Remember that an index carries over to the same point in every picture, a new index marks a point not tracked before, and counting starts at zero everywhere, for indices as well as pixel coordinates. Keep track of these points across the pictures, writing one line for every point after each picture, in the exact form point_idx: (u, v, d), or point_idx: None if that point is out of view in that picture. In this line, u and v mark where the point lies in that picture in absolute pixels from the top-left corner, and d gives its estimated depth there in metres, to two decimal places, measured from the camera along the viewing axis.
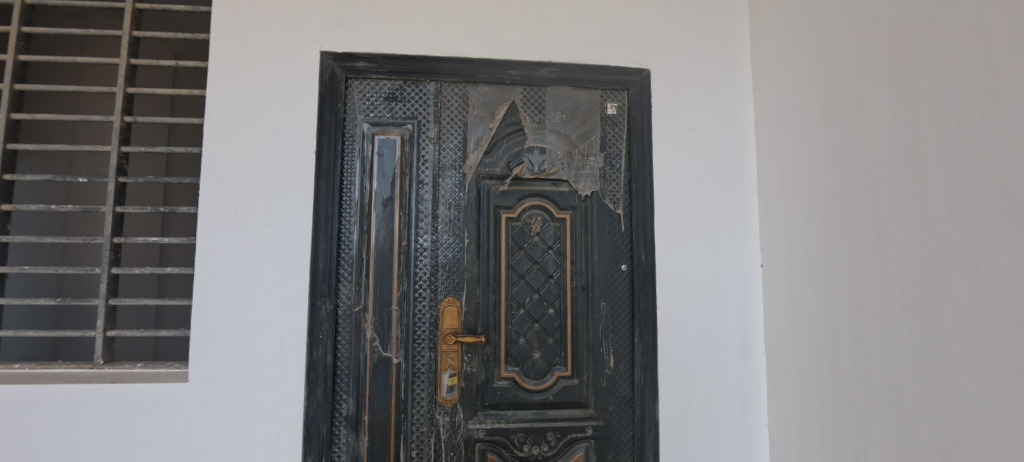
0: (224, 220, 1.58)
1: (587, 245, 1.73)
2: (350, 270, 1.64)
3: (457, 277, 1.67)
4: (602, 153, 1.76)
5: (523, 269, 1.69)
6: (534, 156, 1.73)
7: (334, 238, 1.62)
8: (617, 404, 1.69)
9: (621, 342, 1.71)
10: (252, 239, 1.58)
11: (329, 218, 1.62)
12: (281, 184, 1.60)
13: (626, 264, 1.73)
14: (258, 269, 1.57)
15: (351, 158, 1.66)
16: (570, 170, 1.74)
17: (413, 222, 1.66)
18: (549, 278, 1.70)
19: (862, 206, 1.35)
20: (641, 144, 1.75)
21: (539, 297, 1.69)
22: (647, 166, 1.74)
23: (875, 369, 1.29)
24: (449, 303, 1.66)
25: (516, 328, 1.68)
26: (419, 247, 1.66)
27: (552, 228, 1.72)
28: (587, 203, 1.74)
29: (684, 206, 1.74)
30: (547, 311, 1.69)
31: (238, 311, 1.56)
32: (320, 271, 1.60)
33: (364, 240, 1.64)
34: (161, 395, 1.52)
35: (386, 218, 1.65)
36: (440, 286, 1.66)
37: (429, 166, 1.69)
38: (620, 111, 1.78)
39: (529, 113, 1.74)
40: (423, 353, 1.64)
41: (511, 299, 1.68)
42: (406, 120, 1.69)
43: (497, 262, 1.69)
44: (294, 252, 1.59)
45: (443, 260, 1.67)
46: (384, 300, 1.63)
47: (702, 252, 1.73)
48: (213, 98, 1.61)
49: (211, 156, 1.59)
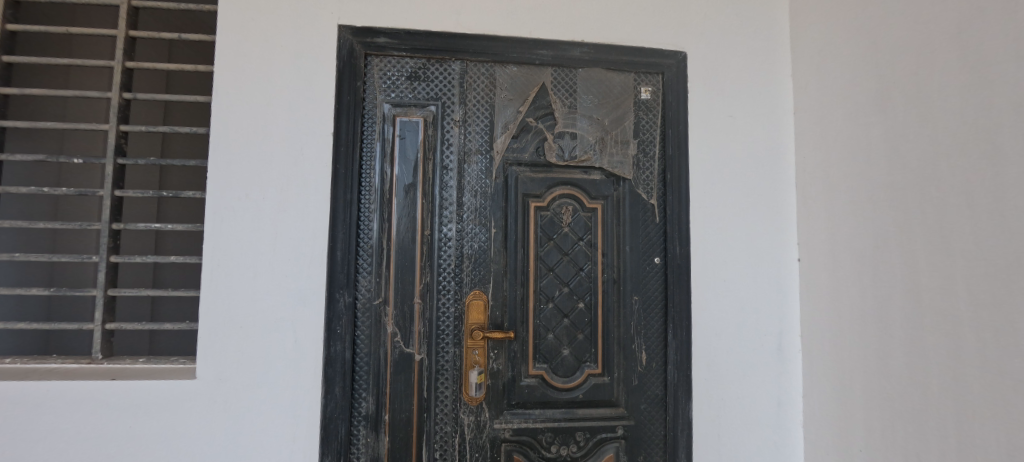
0: (234, 206, 1.47)
1: (618, 237, 1.64)
2: (370, 261, 1.53)
3: (483, 268, 1.57)
4: (635, 139, 1.66)
5: (552, 261, 1.60)
6: (565, 142, 1.63)
7: (352, 225, 1.52)
8: (648, 403, 1.62)
9: (654, 339, 1.63)
10: (267, 226, 1.47)
11: (345, 205, 1.51)
12: (295, 164, 1.50)
13: (659, 257, 1.64)
14: (274, 259, 1.47)
15: (371, 141, 1.56)
16: (602, 158, 1.64)
17: (436, 211, 1.56)
18: (579, 271, 1.61)
19: (920, 198, 1.27)
20: (677, 131, 1.66)
21: (569, 290, 1.60)
22: (681, 155, 1.65)
23: (935, 371, 1.22)
24: (474, 297, 1.56)
25: (545, 323, 1.59)
26: (442, 237, 1.56)
27: (583, 218, 1.62)
28: (619, 192, 1.65)
29: (720, 197, 1.66)
30: (577, 305, 1.60)
31: (252, 302, 1.46)
32: (338, 261, 1.50)
33: (385, 229, 1.54)
34: (168, 393, 1.42)
35: (409, 205, 1.55)
36: (465, 278, 1.56)
37: (454, 150, 1.58)
38: (655, 95, 1.68)
39: (560, 96, 1.64)
40: (447, 349, 1.55)
41: (539, 293, 1.59)
42: (430, 101, 1.59)
43: (527, 254, 1.59)
44: (310, 240, 1.49)
45: (468, 250, 1.57)
46: (408, 293, 1.54)
47: (738, 245, 1.65)
48: (222, 76, 1.49)
49: (222, 137, 1.48)
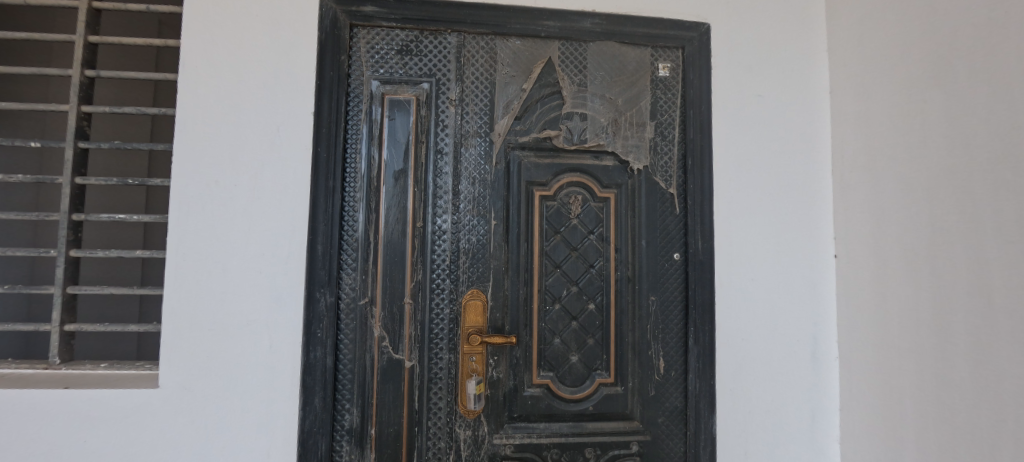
0: (203, 194, 1.31)
1: (633, 230, 1.47)
2: (355, 257, 1.37)
3: (481, 265, 1.40)
4: (652, 121, 1.49)
5: (559, 257, 1.43)
6: (574, 124, 1.46)
7: (334, 216, 1.35)
8: (666, 415, 1.45)
9: (673, 344, 1.45)
10: (239, 217, 1.31)
11: (326, 194, 1.34)
12: (270, 148, 1.33)
13: (678, 253, 1.47)
14: (247, 255, 1.31)
15: (356, 122, 1.39)
16: (615, 141, 1.46)
17: (429, 201, 1.40)
18: (589, 268, 1.44)
19: (989, 183, 1.09)
20: (700, 112, 1.48)
21: (577, 289, 1.43)
22: (705, 138, 1.47)
23: (1008, 385, 1.04)
24: (472, 297, 1.39)
25: (550, 326, 1.41)
26: (436, 230, 1.40)
27: (594, 209, 1.45)
28: (634, 181, 1.47)
29: (748, 185, 1.47)
30: (587, 307, 1.43)
31: (221, 302, 1.30)
32: (319, 256, 1.33)
33: (371, 221, 1.38)
34: (127, 403, 1.26)
35: (398, 194, 1.39)
36: (461, 276, 1.39)
37: (449, 132, 1.42)
38: (674, 72, 1.51)
39: (568, 72, 1.47)
40: (440, 355, 1.38)
41: (544, 292, 1.42)
42: (422, 78, 1.42)
43: (531, 248, 1.42)
44: (287, 233, 1.32)
45: (465, 245, 1.40)
46: (398, 292, 1.37)
47: (768, 240, 1.47)
48: (189, 48, 1.33)
49: (189, 117, 1.32)
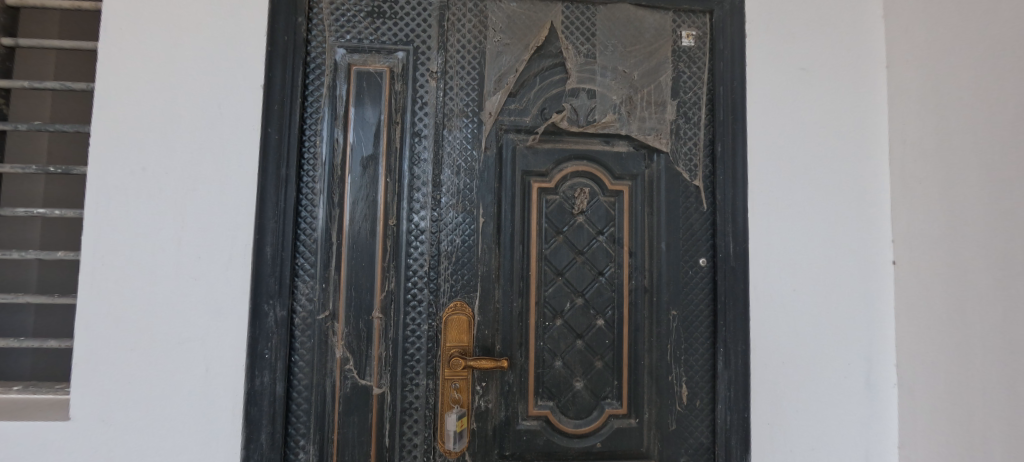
0: (128, 184, 1.08)
1: (650, 230, 1.22)
2: (314, 261, 1.13)
3: (467, 272, 1.16)
4: (674, 100, 1.24)
5: (561, 263, 1.18)
6: (580, 102, 1.21)
7: (287, 212, 1.11)
8: (689, 454, 1.20)
9: (698, 368, 1.21)
10: (171, 214, 1.08)
11: (277, 184, 1.10)
12: (210, 129, 1.10)
13: (705, 258, 1.22)
14: (180, 259, 1.07)
15: (317, 98, 1.15)
16: (629, 124, 1.22)
17: (404, 193, 1.15)
18: (598, 275, 1.19)
19: None
20: (731, 88, 1.23)
21: (583, 301, 1.18)
22: (738, 120, 1.22)
23: None
24: (455, 310, 1.15)
25: (550, 346, 1.17)
26: (412, 229, 1.15)
27: (604, 205, 1.21)
28: (652, 171, 1.23)
29: (790, 177, 1.22)
30: (595, 322, 1.18)
31: (150, 316, 1.07)
32: (268, 260, 1.09)
33: (334, 218, 1.14)
34: (29, 440, 1.02)
35: (367, 185, 1.15)
36: (443, 285, 1.15)
37: (429, 111, 1.17)
38: (700, 42, 1.26)
39: (573, 40, 1.22)
40: (417, 381, 1.13)
41: (543, 305, 1.17)
42: (397, 46, 1.18)
43: (527, 252, 1.18)
44: (229, 232, 1.08)
45: (448, 247, 1.16)
46: (365, 304, 1.13)
47: (814, 242, 1.22)
48: (114, 7, 1.10)
49: (113, 91, 1.08)
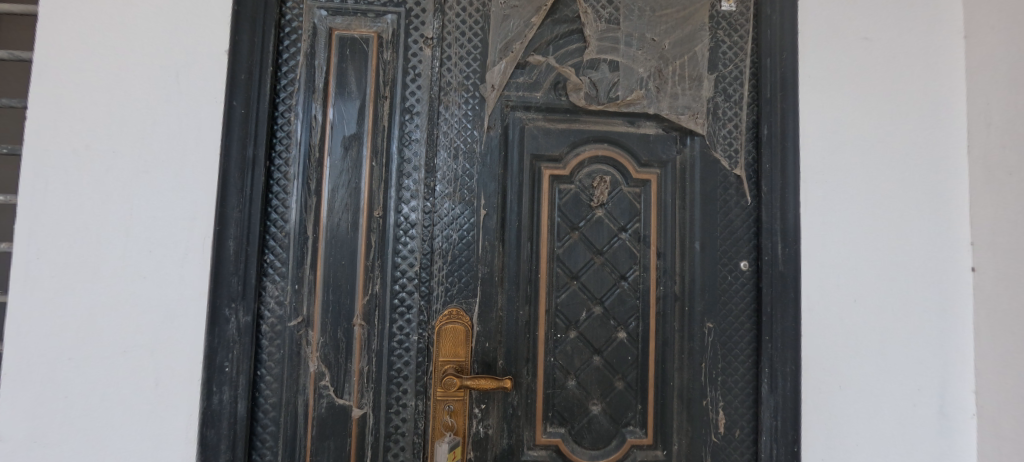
0: (71, 163, 0.91)
1: (682, 227, 1.03)
2: (285, 258, 0.96)
3: (465, 274, 0.98)
4: (711, 74, 1.05)
5: (576, 264, 1.00)
6: (600, 75, 1.03)
7: (254, 200, 0.94)
8: None
9: (738, 391, 1.02)
10: (116, 199, 0.91)
11: (241, 167, 0.93)
12: (165, 101, 0.93)
13: (747, 261, 1.03)
14: (125, 252, 0.90)
15: (292, 68, 0.99)
16: (659, 101, 1.03)
17: (392, 180, 0.97)
18: (620, 279, 1.01)
19: None
20: (780, 60, 1.04)
21: (602, 310, 1.00)
22: (789, 98, 1.03)
23: None
24: (450, 319, 0.96)
25: (563, 363, 0.98)
26: (401, 222, 0.97)
27: (628, 196, 1.02)
28: (684, 156, 1.04)
29: (849, 166, 1.03)
30: (616, 335, 1.00)
31: (92, 321, 0.89)
32: (229, 256, 0.92)
33: (310, 208, 0.97)
34: None
35: (349, 170, 0.97)
36: (437, 288, 0.97)
37: (423, 83, 0.99)
38: (742, 7, 1.07)
39: (593, 3, 1.04)
40: (404, 401, 0.96)
41: (554, 314, 0.99)
42: (387, 7, 1.00)
43: (536, 251, 0.99)
44: (186, 222, 0.92)
45: (443, 244, 0.97)
46: (344, 310, 0.96)
47: (878, 244, 1.02)
48: None
49: (53, 51, 0.91)
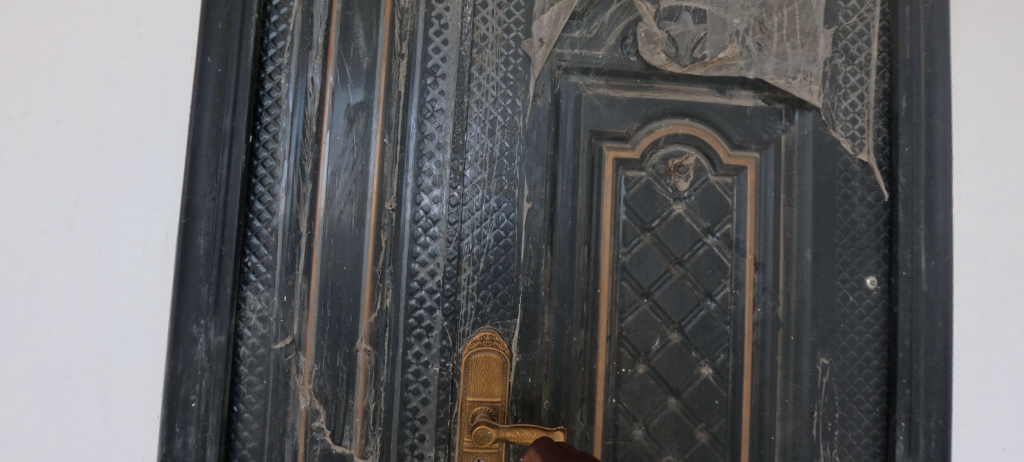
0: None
1: (788, 230, 0.77)
2: (270, 262, 0.74)
3: (503, 287, 0.74)
4: (829, 28, 0.79)
5: (648, 277, 0.76)
6: (681, 27, 0.77)
7: (231, 186, 0.72)
8: None
9: (859, 448, 0.77)
10: (50, 179, 0.68)
11: (216, 141, 0.71)
12: (116, 50, 0.70)
13: (874, 277, 0.78)
14: (63, 250, 0.68)
15: (281, 15, 0.76)
16: (759, 62, 0.77)
17: (409, 162, 0.75)
18: (706, 298, 0.76)
19: None
20: (927, 8, 0.77)
21: (682, 339, 0.75)
22: (938, 58, 0.76)
23: None
24: (483, 345, 0.74)
25: (628, 406, 0.75)
26: (421, 217, 0.74)
27: (718, 187, 0.77)
28: (790, 136, 0.78)
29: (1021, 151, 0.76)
30: (699, 371, 0.75)
31: (25, 343, 0.67)
32: (198, 259, 0.70)
33: (303, 197, 0.75)
34: None
35: (354, 149, 0.75)
36: (466, 305, 0.74)
37: (451, 36, 0.76)
38: None
39: None
40: (421, 451, 0.74)
41: (618, 342, 0.75)
42: None
43: (594, 258, 0.75)
44: (143, 212, 0.70)
45: (474, 247, 0.74)
46: (345, 332, 0.73)
47: None
48: None
49: None
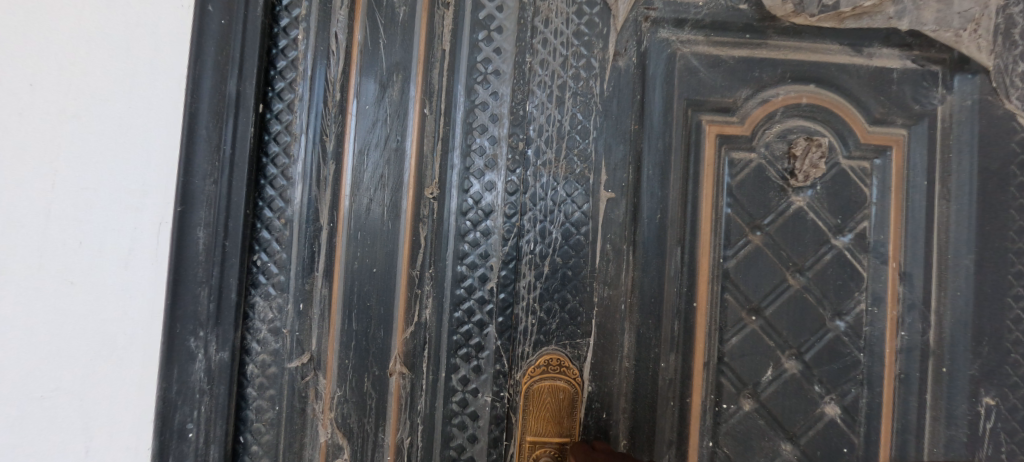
0: None
1: (943, 232, 0.59)
2: (284, 260, 0.60)
3: (573, 297, 0.59)
4: None
5: (759, 289, 0.59)
6: None
7: (236, 166, 0.57)
8: None
9: None
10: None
11: (218, 110, 0.56)
12: None
13: None
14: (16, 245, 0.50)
15: None
16: (914, 11, 0.58)
17: (456, 139, 0.59)
18: (835, 317, 0.59)
19: None
20: None
21: (802, 368, 0.59)
22: None
23: None
24: (547, 369, 0.58)
25: (730, 452, 0.59)
26: (470, 208, 0.59)
27: (854, 175, 0.59)
28: (948, 108, 0.60)
29: None
30: (822, 410, 0.59)
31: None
32: (196, 256, 0.56)
33: (324, 181, 0.60)
34: None
35: (387, 121, 0.60)
36: (525, 319, 0.59)
37: None
38: None
39: None
40: None
41: (718, 370, 0.59)
42: None
43: (689, 263, 0.59)
44: (124, 198, 0.53)
45: (537, 246, 0.59)
46: (374, 349, 0.59)
47: None
48: None
49: None
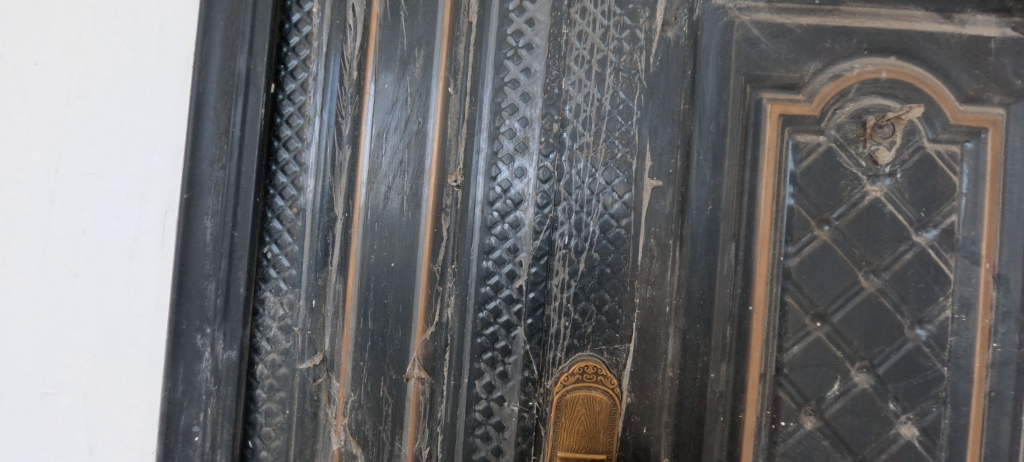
0: None
1: None
2: (295, 253, 0.55)
3: (610, 297, 0.53)
4: None
5: (826, 292, 0.52)
6: None
7: (245, 150, 0.53)
8: None
9: None
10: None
11: (226, 88, 0.52)
12: None
13: None
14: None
15: None
16: None
17: (483, 121, 0.54)
18: (916, 326, 0.51)
19: None
20: None
21: (875, 384, 0.51)
22: None
23: None
24: (581, 377, 0.53)
25: None
26: (497, 198, 0.54)
27: (942, 162, 0.51)
28: None
29: None
30: (898, 432, 0.51)
31: None
32: (202, 247, 0.51)
33: (337, 166, 0.55)
34: None
35: (406, 101, 0.54)
36: (556, 320, 0.53)
37: None
38: None
39: None
40: None
41: (777, 383, 0.52)
42: None
43: (745, 262, 0.52)
44: (126, 183, 0.48)
45: (571, 240, 0.53)
46: (391, 351, 0.54)
47: None
48: None
49: None
